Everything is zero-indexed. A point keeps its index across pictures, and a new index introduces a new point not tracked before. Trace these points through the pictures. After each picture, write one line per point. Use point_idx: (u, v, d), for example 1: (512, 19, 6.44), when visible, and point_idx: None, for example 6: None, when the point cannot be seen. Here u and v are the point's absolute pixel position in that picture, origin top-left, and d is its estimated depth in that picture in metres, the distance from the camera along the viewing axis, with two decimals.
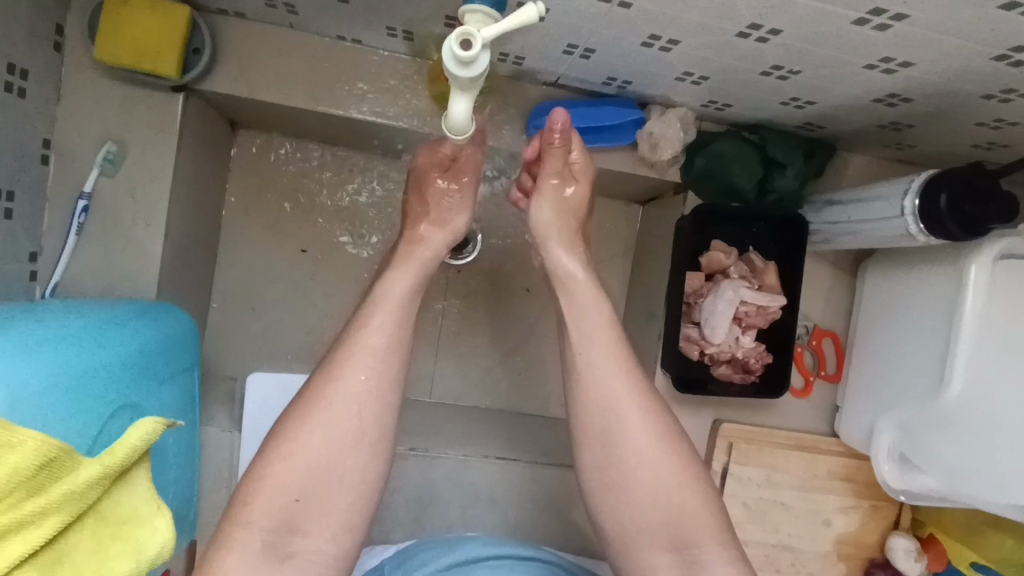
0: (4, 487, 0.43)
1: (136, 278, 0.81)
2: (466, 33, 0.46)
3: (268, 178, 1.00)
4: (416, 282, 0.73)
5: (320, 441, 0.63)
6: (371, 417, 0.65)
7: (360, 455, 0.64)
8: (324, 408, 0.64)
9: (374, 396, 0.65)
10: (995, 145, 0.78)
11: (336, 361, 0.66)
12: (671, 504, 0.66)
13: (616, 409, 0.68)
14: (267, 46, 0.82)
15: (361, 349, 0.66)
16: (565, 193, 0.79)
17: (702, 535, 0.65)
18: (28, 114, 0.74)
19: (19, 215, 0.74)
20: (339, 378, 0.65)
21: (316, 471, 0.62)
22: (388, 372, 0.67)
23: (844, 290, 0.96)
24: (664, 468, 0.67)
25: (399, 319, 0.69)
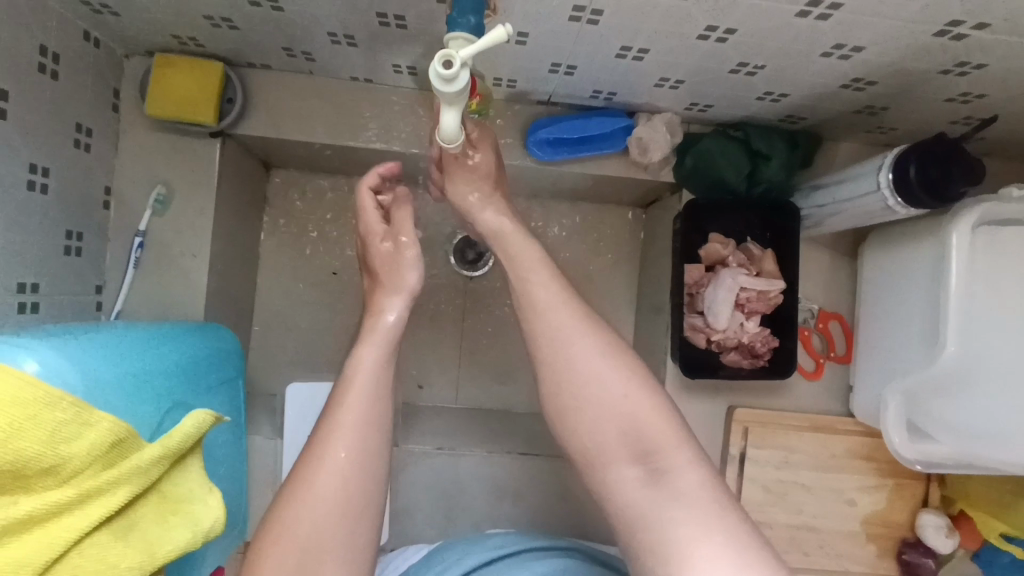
0: (87, 459, 0.51)
1: (187, 303, 0.91)
2: (447, 55, 0.54)
3: (299, 211, 1.11)
4: (384, 358, 0.75)
5: (309, 521, 0.66)
6: (355, 487, 0.68)
7: (348, 524, 0.67)
8: (310, 489, 0.67)
9: (354, 470, 0.69)
10: (971, 119, 0.81)
11: (319, 441, 0.70)
12: (627, 414, 0.69)
13: (561, 336, 0.72)
14: (291, 92, 0.93)
15: (338, 427, 0.70)
16: (471, 163, 0.83)
17: (662, 444, 0.67)
18: (93, 166, 0.86)
19: (86, 253, 0.86)
20: (318, 456, 0.68)
21: (310, 545, 0.65)
22: (363, 445, 0.70)
23: (846, 272, 0.99)
24: (614, 380, 0.70)
25: (374, 397, 0.73)
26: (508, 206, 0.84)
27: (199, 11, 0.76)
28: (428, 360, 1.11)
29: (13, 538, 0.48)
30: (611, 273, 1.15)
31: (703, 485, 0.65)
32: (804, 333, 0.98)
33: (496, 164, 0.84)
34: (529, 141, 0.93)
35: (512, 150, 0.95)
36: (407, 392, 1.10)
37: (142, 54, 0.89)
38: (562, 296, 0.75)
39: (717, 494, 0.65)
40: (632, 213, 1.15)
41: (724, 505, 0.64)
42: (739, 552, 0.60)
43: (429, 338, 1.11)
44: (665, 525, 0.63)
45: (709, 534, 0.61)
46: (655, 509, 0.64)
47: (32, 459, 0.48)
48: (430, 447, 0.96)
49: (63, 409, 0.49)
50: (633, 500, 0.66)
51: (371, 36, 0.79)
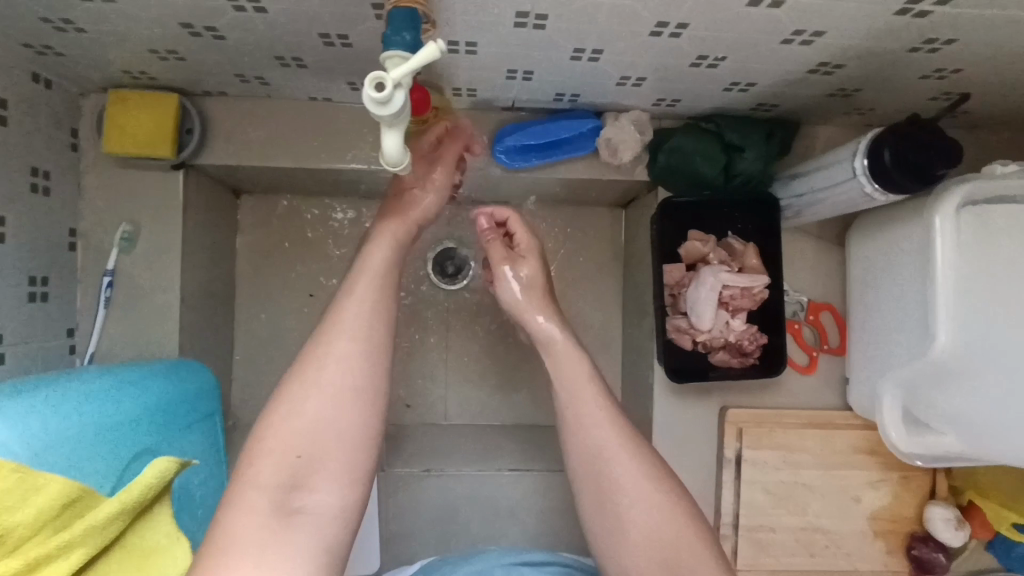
0: (34, 525, 0.50)
1: (160, 340, 0.90)
2: (378, 77, 0.52)
3: (274, 235, 1.09)
4: (390, 259, 0.77)
5: (315, 404, 0.66)
6: (364, 373, 0.69)
7: (358, 407, 0.67)
8: (319, 373, 0.68)
9: (363, 358, 0.70)
10: (951, 94, 0.77)
11: (324, 329, 0.71)
12: (663, 538, 0.70)
13: (597, 428, 0.76)
14: (250, 118, 0.92)
15: (345, 315, 0.71)
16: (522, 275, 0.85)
17: (696, 566, 0.68)
18: (54, 209, 0.85)
19: (53, 297, 0.85)
20: (326, 343, 0.69)
21: (315, 430, 0.65)
22: (371, 334, 0.71)
23: (834, 260, 0.96)
24: (653, 504, 0.71)
25: (379, 290, 0.74)
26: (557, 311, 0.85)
27: (142, 46, 0.74)
28: (414, 379, 1.09)
29: None
30: (595, 276, 1.13)
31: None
32: (795, 327, 0.95)
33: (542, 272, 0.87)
34: (496, 149, 0.91)
35: (479, 159, 0.93)
36: (395, 412, 1.08)
37: (97, 91, 0.88)
38: (591, 374, 0.79)
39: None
40: (612, 213, 1.12)
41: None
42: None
43: (414, 355, 1.09)
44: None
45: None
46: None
47: None
48: (419, 469, 0.94)
49: (4, 476, 0.49)
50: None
51: (320, 58, 0.76)
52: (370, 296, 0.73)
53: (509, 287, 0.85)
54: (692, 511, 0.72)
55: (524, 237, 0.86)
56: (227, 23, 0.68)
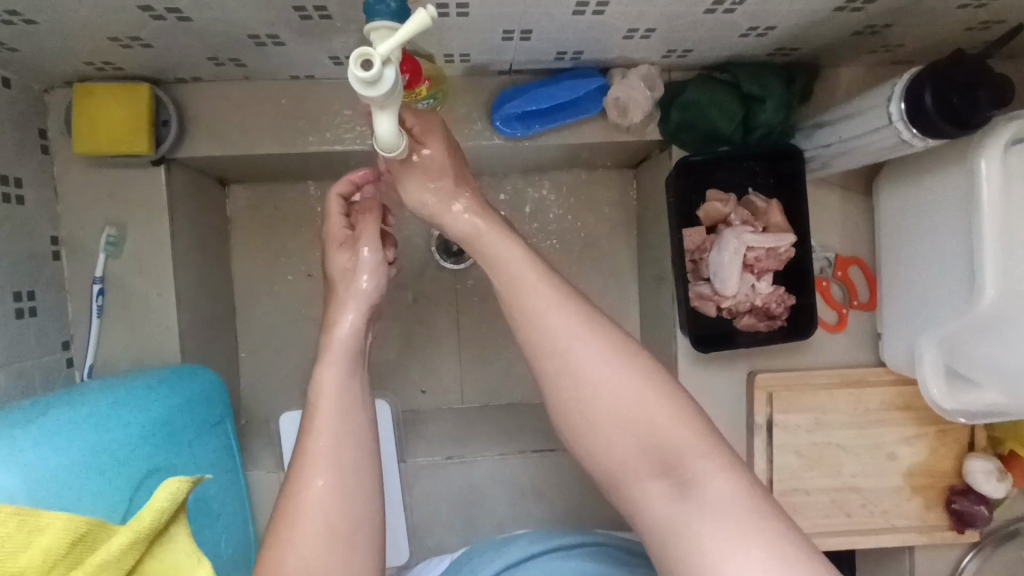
0: (44, 567, 0.47)
1: (160, 346, 0.86)
2: (364, 54, 0.46)
3: (267, 224, 1.04)
4: (351, 380, 0.69)
5: (296, 558, 0.59)
6: (343, 515, 0.62)
7: (341, 555, 0.61)
8: (295, 526, 0.61)
9: (338, 496, 0.63)
10: (991, 22, 0.71)
11: (294, 475, 0.64)
12: (642, 424, 0.63)
13: (564, 352, 0.65)
14: (228, 102, 0.85)
15: (312, 456, 0.64)
16: (422, 162, 0.71)
17: (684, 450, 0.62)
18: (32, 218, 0.79)
19: (43, 310, 0.81)
20: (296, 491, 0.63)
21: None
22: (339, 474, 0.64)
23: (862, 210, 0.90)
24: (627, 389, 0.64)
25: (343, 420, 0.67)
26: (477, 201, 0.73)
27: (102, 33, 0.67)
28: (427, 363, 1.06)
29: None
30: (608, 243, 1.07)
31: (735, 493, 0.61)
32: (822, 285, 0.90)
33: (449, 157, 0.72)
34: (495, 118, 0.84)
35: (478, 130, 0.86)
36: (410, 398, 1.05)
37: (61, 85, 0.82)
38: (525, 257, 0.69)
39: (751, 493, 0.61)
40: (621, 174, 1.06)
41: (763, 511, 0.60)
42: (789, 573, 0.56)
43: (425, 339, 1.05)
44: (701, 538, 0.59)
45: (746, 548, 0.58)
46: (690, 524, 0.60)
47: None
48: (440, 457, 0.92)
49: (3, 521, 0.46)
50: (660, 514, 0.62)
51: (297, 32, 0.70)
52: (334, 428, 0.66)
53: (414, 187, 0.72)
54: (668, 385, 0.65)
55: (418, 120, 0.70)
56: (191, 3, 0.61)
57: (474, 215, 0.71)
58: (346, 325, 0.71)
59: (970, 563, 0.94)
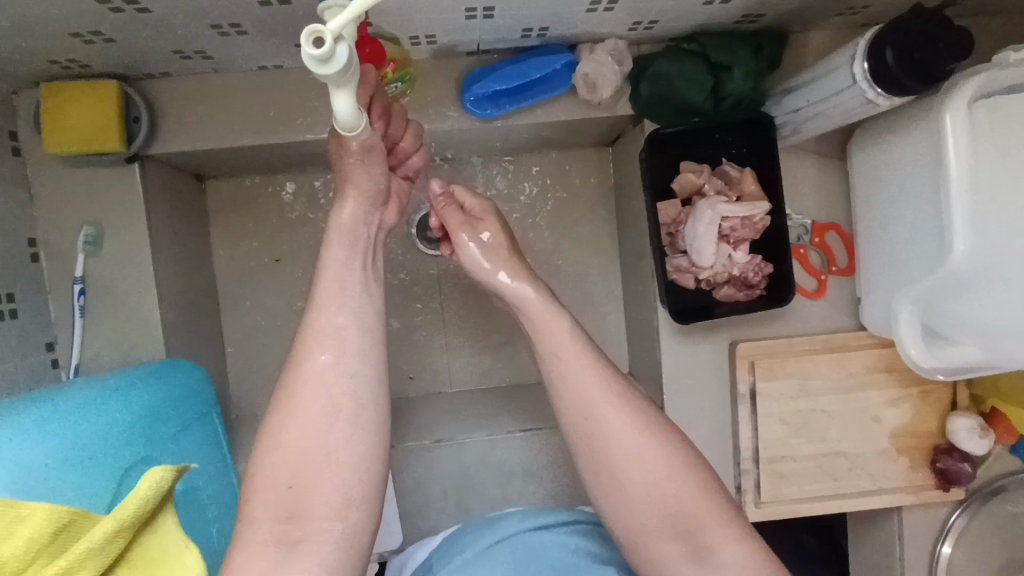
0: (27, 556, 0.47)
1: (143, 343, 0.86)
2: (315, 31, 0.46)
3: (247, 219, 1.04)
4: (355, 263, 0.68)
5: (298, 431, 0.61)
6: (346, 389, 0.63)
7: (343, 427, 0.62)
8: (297, 398, 0.62)
9: (341, 372, 0.63)
10: None
11: (298, 351, 0.64)
12: (668, 493, 0.65)
13: (597, 421, 0.67)
14: (198, 96, 0.85)
15: (315, 332, 0.64)
16: (481, 237, 0.76)
17: (706, 520, 0.65)
18: (7, 219, 0.80)
19: (24, 312, 0.81)
20: (299, 367, 0.63)
21: (303, 457, 0.60)
22: (343, 354, 0.64)
23: (836, 175, 0.91)
24: (655, 457, 0.66)
25: (346, 296, 0.66)
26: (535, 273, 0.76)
27: (62, 29, 0.67)
28: (414, 350, 1.06)
29: None
30: (588, 222, 1.08)
31: (751, 563, 0.63)
32: (799, 252, 0.91)
33: (505, 234, 0.77)
34: (466, 99, 0.85)
35: (449, 112, 0.87)
36: (399, 385, 1.06)
37: (29, 86, 0.81)
38: (570, 330, 0.71)
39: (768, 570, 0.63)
40: (598, 152, 1.06)
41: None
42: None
43: (410, 327, 1.06)
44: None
45: None
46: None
47: None
48: (429, 441, 0.93)
49: None
50: None
51: (259, 20, 0.70)
52: (338, 304, 0.65)
53: (473, 256, 0.76)
54: (694, 454, 0.68)
55: (477, 201, 0.78)
56: None
57: (520, 281, 0.73)
58: (351, 209, 0.69)
59: (958, 520, 0.95)
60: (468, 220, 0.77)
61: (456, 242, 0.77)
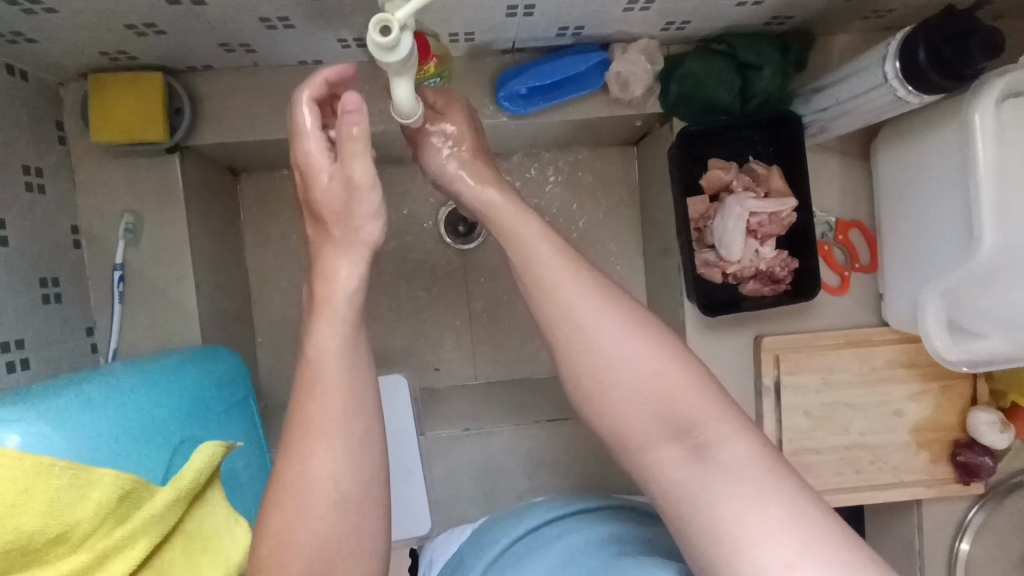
0: (95, 521, 0.48)
1: (181, 331, 0.88)
2: (383, 20, 0.48)
3: (278, 211, 1.06)
4: (353, 340, 0.61)
5: (306, 531, 0.54)
6: (352, 477, 0.56)
7: (353, 515, 0.56)
8: (300, 496, 0.55)
9: (348, 459, 0.57)
10: None
11: (292, 440, 0.57)
12: (658, 390, 0.58)
13: (577, 319, 0.61)
14: (237, 90, 0.87)
15: (313, 419, 0.57)
16: (447, 131, 0.72)
17: (699, 415, 0.58)
18: (53, 206, 0.81)
19: (67, 298, 0.82)
20: (292, 454, 0.56)
21: (315, 554, 0.54)
22: (343, 441, 0.57)
23: (859, 175, 0.93)
24: (642, 355, 0.59)
25: (347, 377, 0.59)
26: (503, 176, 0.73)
27: (118, 21, 0.69)
28: (440, 342, 1.08)
29: None
30: (612, 219, 1.10)
31: (753, 458, 0.56)
32: (824, 249, 0.93)
33: (474, 127, 0.74)
34: (500, 96, 0.86)
35: (484, 107, 0.89)
36: (425, 376, 1.08)
37: (75, 78, 0.83)
38: (543, 231, 0.65)
39: (769, 464, 0.56)
40: (623, 151, 1.08)
41: (782, 473, 0.55)
42: (801, 521, 0.51)
43: (437, 320, 1.07)
44: (715, 501, 0.54)
45: (762, 507, 0.52)
46: (704, 487, 0.55)
47: (35, 534, 0.45)
48: (459, 429, 0.96)
49: (57, 475, 0.46)
50: (675, 480, 0.57)
51: (308, 15, 0.72)
52: (341, 389, 0.58)
53: (440, 155, 0.72)
54: (682, 347, 0.61)
55: (440, 97, 0.73)
56: None
57: (486, 185, 0.70)
58: (346, 274, 0.61)
59: (976, 515, 0.96)
60: (433, 116, 0.73)
61: (420, 141, 0.72)
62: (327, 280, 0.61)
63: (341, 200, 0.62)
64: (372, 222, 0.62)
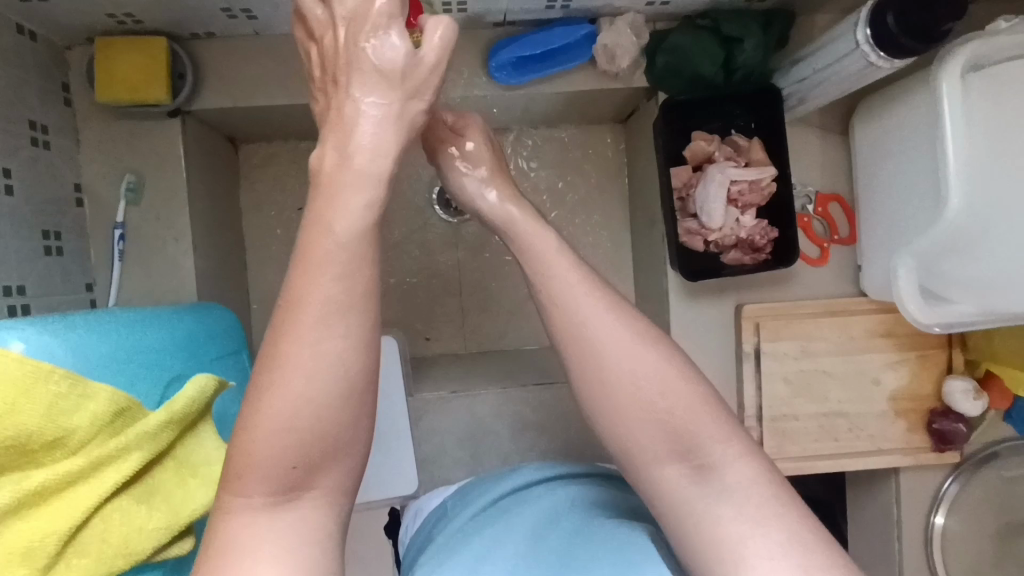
0: (90, 431, 0.50)
1: (178, 288, 0.90)
2: None
3: (276, 182, 1.09)
4: (370, 213, 0.51)
5: (295, 411, 0.48)
6: (354, 367, 0.49)
7: (352, 408, 0.49)
8: (293, 372, 0.48)
9: (351, 348, 0.49)
10: None
11: (285, 319, 0.48)
12: (668, 412, 0.55)
13: (587, 335, 0.57)
14: (238, 57, 0.90)
15: (314, 296, 0.48)
16: (465, 149, 0.72)
17: (708, 437, 0.55)
18: (57, 162, 0.84)
19: (68, 251, 0.85)
20: (277, 353, 0.48)
21: (306, 435, 0.48)
22: (324, 360, 0.48)
23: (838, 149, 0.96)
24: (655, 374, 0.56)
25: (350, 259, 0.49)
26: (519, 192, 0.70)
27: None
28: (431, 312, 1.10)
29: (34, 509, 0.48)
30: (600, 194, 1.13)
31: (757, 482, 0.55)
32: (804, 220, 0.96)
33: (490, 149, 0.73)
34: (491, 66, 0.90)
35: (476, 77, 0.92)
36: (416, 345, 1.10)
37: (83, 41, 0.87)
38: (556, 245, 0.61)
39: (774, 487, 0.55)
40: (612, 128, 1.12)
41: (784, 499, 0.54)
42: (801, 551, 0.51)
43: (428, 290, 1.10)
44: (717, 524, 0.53)
45: (764, 530, 0.52)
46: (705, 510, 0.54)
47: (33, 434, 0.47)
48: (446, 391, 0.98)
49: (55, 381, 0.48)
50: (678, 500, 0.55)
51: None
52: (346, 267, 0.49)
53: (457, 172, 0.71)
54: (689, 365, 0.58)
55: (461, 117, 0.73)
56: None
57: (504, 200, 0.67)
58: (366, 144, 0.53)
59: (950, 487, 0.98)
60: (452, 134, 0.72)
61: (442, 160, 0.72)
62: (343, 162, 0.53)
63: (398, 67, 0.55)
64: (374, 121, 0.54)
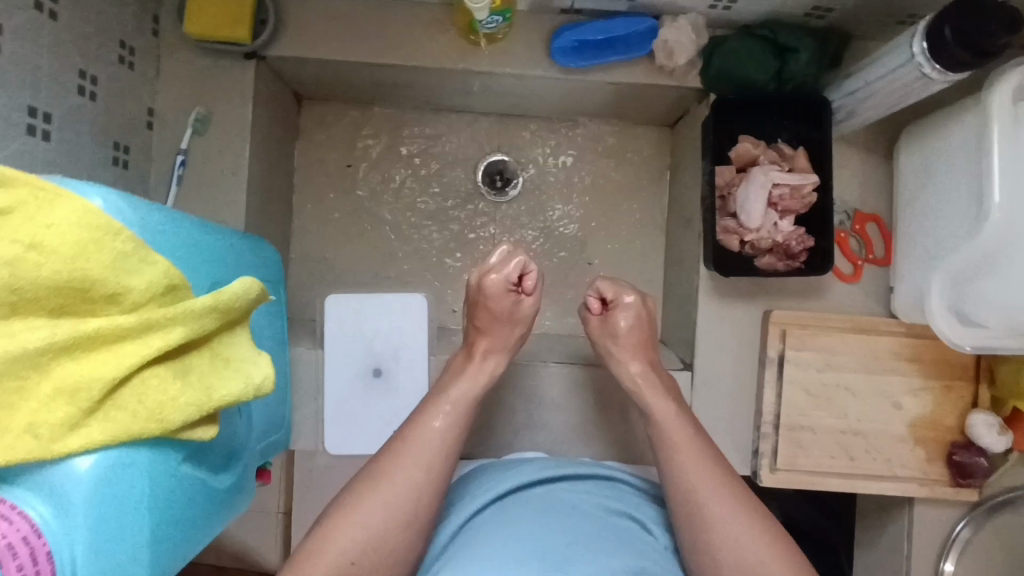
0: (144, 297, 0.52)
1: (227, 219, 0.94)
2: None
3: (331, 141, 1.14)
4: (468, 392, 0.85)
5: (361, 518, 0.72)
6: (423, 500, 0.74)
7: (406, 532, 0.73)
8: (380, 487, 0.74)
9: (426, 488, 0.75)
10: (914, 17, 0.88)
11: (393, 453, 0.77)
12: (753, 563, 0.69)
13: (700, 496, 0.74)
14: (317, 10, 0.94)
15: (417, 439, 0.78)
16: (623, 328, 0.92)
17: None
18: (137, 84, 0.89)
19: (133, 167, 0.89)
20: (378, 475, 0.75)
21: (368, 543, 0.71)
22: (410, 498, 0.74)
23: (881, 171, 0.98)
24: (742, 529, 0.71)
25: (451, 422, 0.81)
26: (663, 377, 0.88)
27: None
28: (461, 286, 1.13)
29: (86, 354, 0.49)
30: (640, 194, 1.15)
31: None
32: (840, 236, 0.97)
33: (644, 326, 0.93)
34: (552, 49, 0.94)
35: (539, 59, 0.96)
36: (442, 316, 1.12)
37: None
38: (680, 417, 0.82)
39: None
40: (659, 131, 1.15)
41: None
42: None
43: (462, 263, 1.14)
44: None
45: None
46: None
47: (96, 282, 0.49)
48: None
49: (121, 240, 0.50)
50: None
51: None
52: (446, 423, 0.81)
53: (613, 336, 0.92)
54: (773, 527, 0.72)
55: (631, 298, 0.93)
56: None
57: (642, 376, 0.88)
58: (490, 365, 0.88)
59: (963, 531, 0.95)
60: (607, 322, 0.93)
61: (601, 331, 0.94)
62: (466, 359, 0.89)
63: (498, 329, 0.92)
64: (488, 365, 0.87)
